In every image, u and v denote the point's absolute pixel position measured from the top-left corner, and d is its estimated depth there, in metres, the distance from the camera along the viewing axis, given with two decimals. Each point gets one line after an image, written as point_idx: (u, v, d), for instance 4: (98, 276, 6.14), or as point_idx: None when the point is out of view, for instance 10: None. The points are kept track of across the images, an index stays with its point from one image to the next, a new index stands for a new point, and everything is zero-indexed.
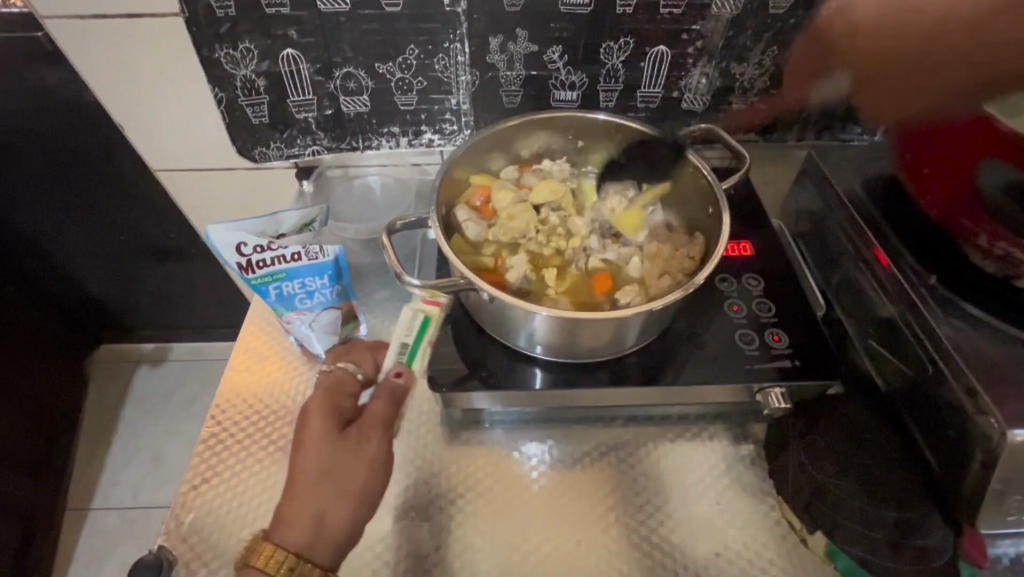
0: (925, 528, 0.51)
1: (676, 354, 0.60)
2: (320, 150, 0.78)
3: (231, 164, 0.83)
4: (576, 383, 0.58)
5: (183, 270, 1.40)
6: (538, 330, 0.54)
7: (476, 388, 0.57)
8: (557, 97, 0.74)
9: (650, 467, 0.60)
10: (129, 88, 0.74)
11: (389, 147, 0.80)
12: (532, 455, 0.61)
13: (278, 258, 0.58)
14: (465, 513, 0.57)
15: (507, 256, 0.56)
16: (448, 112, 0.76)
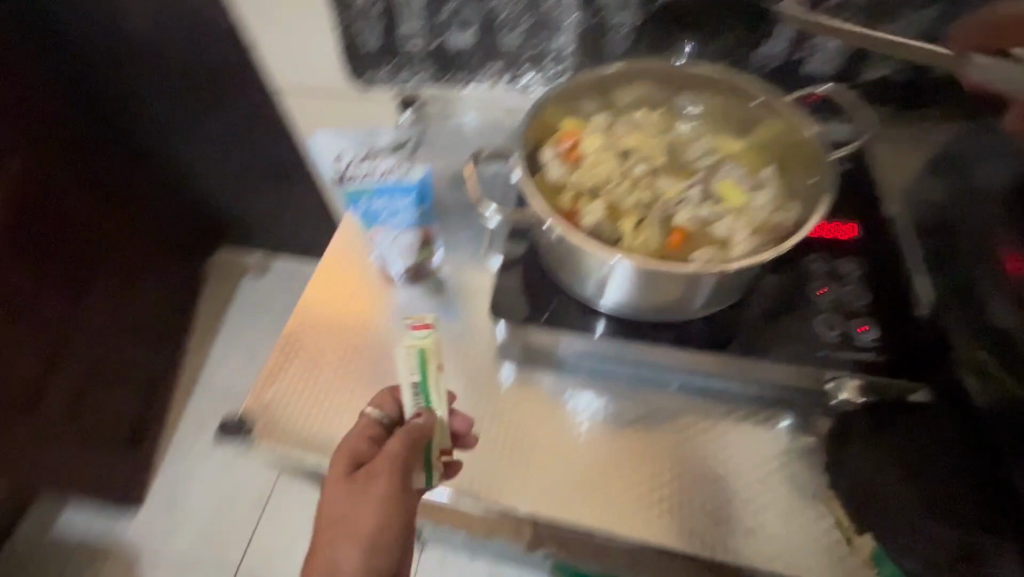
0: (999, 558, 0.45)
1: (753, 329, 0.58)
2: (422, 82, 0.81)
3: (343, 93, 0.89)
4: (635, 338, 0.58)
5: (291, 191, 1.54)
6: (606, 280, 0.54)
7: (538, 326, 0.59)
8: (668, 46, 0.71)
9: (697, 438, 0.59)
10: (263, 13, 0.80)
11: (487, 87, 0.80)
12: (583, 408, 0.62)
13: (371, 173, 0.65)
14: (507, 443, 0.60)
15: (586, 200, 0.55)
16: (551, 54, 0.75)
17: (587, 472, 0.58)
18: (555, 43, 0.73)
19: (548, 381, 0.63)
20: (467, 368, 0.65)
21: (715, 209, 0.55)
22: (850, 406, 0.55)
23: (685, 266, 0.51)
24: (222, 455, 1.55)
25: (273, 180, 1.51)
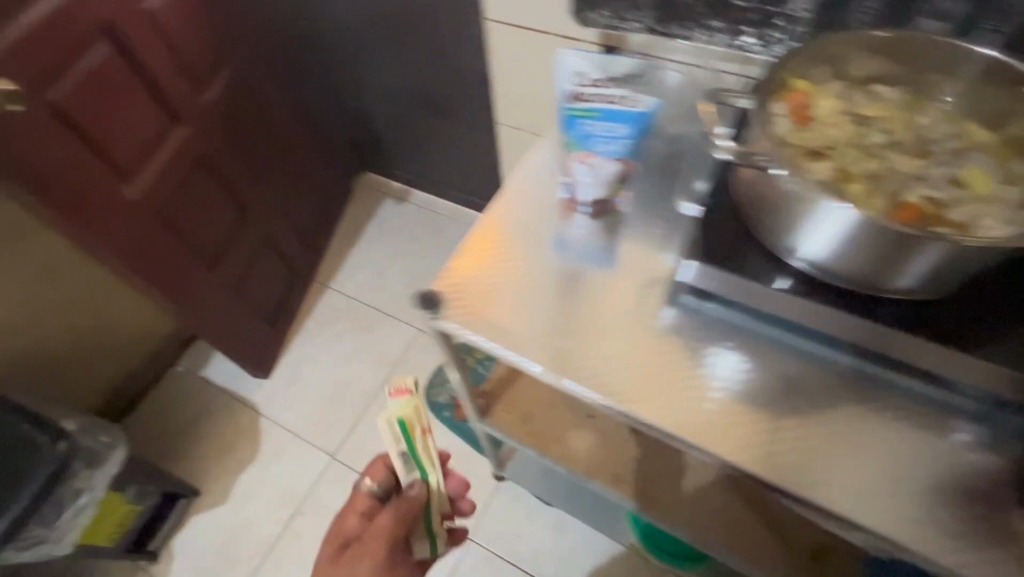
0: None
1: (962, 330, 0.57)
2: (639, 27, 0.82)
3: (554, 27, 0.95)
4: (822, 304, 0.59)
5: (448, 128, 1.65)
6: (819, 232, 0.54)
7: (722, 270, 0.61)
8: (919, 22, 0.67)
9: (834, 416, 0.64)
10: None
11: (699, 43, 0.81)
12: (727, 368, 0.68)
13: (600, 97, 0.67)
14: (660, 377, 0.68)
15: (817, 152, 0.56)
16: (782, 17, 0.73)
17: (727, 421, 0.65)
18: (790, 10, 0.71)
19: (696, 333, 0.70)
20: (627, 309, 0.73)
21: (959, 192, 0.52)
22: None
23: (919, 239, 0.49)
24: (341, 351, 1.74)
25: (434, 116, 1.63)
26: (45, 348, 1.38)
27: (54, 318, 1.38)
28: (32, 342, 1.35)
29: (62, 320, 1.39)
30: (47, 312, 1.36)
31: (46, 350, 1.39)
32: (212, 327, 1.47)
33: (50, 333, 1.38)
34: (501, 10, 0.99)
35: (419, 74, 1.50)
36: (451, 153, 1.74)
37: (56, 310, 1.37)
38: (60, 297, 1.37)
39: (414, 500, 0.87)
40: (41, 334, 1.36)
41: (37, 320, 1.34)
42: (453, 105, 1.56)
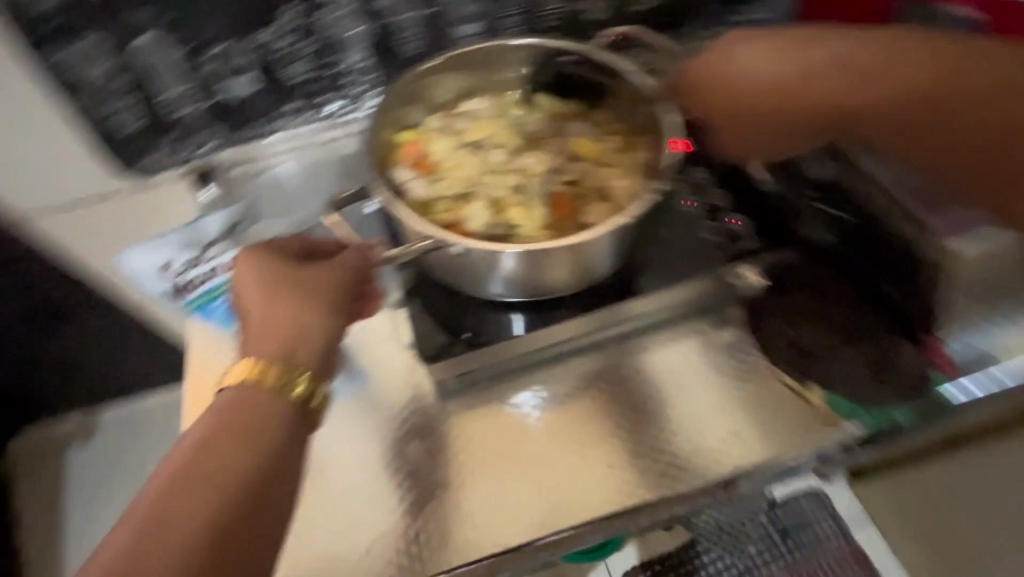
0: (898, 355, 0.55)
1: (660, 263, 0.61)
2: (215, 147, 0.68)
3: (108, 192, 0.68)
4: (552, 316, 0.61)
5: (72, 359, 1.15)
6: (511, 271, 0.54)
7: (470, 384, 0.60)
8: (460, 33, 0.68)
9: (644, 377, 0.60)
10: None
11: (290, 128, 0.70)
12: (526, 403, 0.60)
13: (210, 270, 0.58)
14: (480, 495, 0.55)
15: (463, 207, 0.54)
16: (349, 74, 0.67)
17: (561, 444, 0.57)
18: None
19: (504, 387, 0.60)
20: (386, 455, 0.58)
21: (536, 186, 0.56)
22: (750, 290, 0.59)
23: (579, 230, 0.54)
24: None
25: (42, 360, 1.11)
26: (226, 462, 0.41)
27: (283, 456, 0.43)
28: (229, 444, 0.41)
29: (282, 434, 0.44)
30: (276, 462, 0.42)
31: (188, 492, 0.39)
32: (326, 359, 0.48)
33: (220, 472, 0.40)
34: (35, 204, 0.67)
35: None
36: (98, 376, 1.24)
37: (204, 491, 0.39)
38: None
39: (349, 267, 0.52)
40: (228, 488, 0.39)
41: (228, 424, 0.43)
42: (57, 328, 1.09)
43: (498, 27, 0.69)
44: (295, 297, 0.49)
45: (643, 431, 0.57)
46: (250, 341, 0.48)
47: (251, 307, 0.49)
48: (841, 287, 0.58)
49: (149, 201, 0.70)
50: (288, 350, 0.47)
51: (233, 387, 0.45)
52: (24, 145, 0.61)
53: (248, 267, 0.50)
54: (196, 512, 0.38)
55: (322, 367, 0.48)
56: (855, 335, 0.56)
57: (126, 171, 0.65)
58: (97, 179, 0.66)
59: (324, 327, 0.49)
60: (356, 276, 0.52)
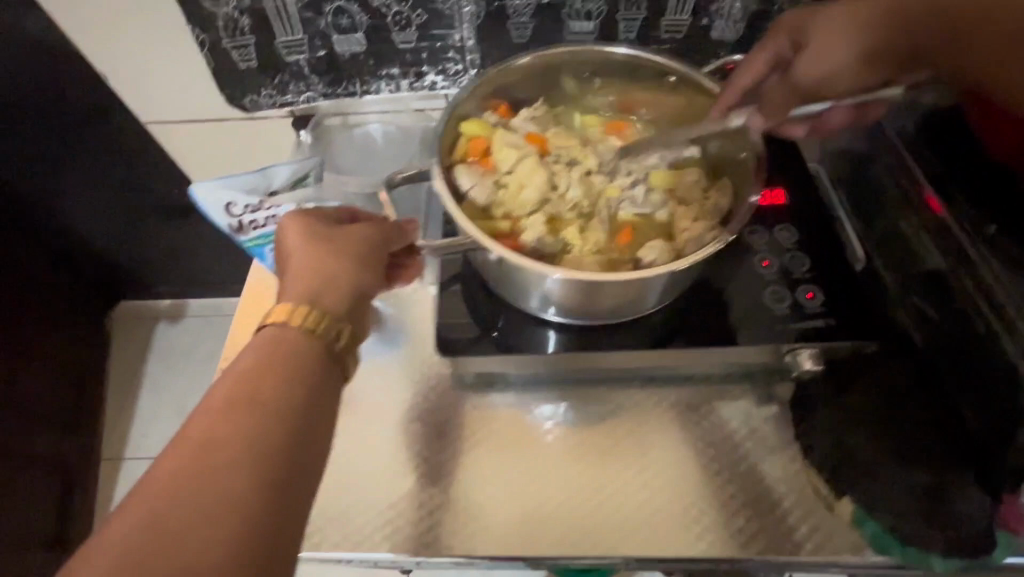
0: (963, 495, 0.46)
1: (716, 318, 0.56)
2: (315, 97, 0.71)
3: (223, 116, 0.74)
4: (600, 343, 0.57)
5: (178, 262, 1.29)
6: (553, 289, 0.53)
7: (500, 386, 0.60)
8: (571, 28, 0.66)
9: (676, 433, 0.56)
10: (128, 50, 0.66)
11: (389, 91, 0.72)
12: (548, 416, 0.59)
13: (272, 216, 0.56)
14: (481, 496, 0.54)
15: (521, 217, 0.53)
16: (451, 50, 0.68)
17: (581, 468, 0.55)
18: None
19: (524, 393, 0.60)
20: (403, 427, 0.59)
21: (601, 211, 0.53)
22: (806, 375, 0.55)
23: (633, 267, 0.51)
24: None
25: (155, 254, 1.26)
26: (264, 393, 0.35)
27: (324, 399, 0.37)
28: (270, 379, 0.36)
29: (321, 378, 0.38)
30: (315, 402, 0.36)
31: (228, 421, 0.33)
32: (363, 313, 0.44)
33: (263, 399, 0.34)
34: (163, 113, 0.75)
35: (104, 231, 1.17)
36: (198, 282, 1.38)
37: (237, 417, 0.33)
38: (203, 526, 0.29)
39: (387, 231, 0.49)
40: (266, 423, 0.34)
41: (268, 358, 0.37)
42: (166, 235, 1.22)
43: (611, 30, 0.66)
44: (332, 251, 0.45)
45: (648, 482, 0.54)
46: (286, 287, 0.42)
47: (288, 258, 0.45)
48: (914, 402, 0.51)
49: (257, 131, 0.76)
50: (325, 295, 0.42)
51: (268, 329, 0.39)
52: (163, 65, 0.67)
53: (289, 222, 0.47)
54: (231, 445, 0.32)
55: (354, 318, 0.43)
56: (917, 458, 0.49)
57: (231, 104, 0.71)
58: (213, 103, 0.72)
59: (361, 282, 0.45)
60: (388, 244, 0.49)
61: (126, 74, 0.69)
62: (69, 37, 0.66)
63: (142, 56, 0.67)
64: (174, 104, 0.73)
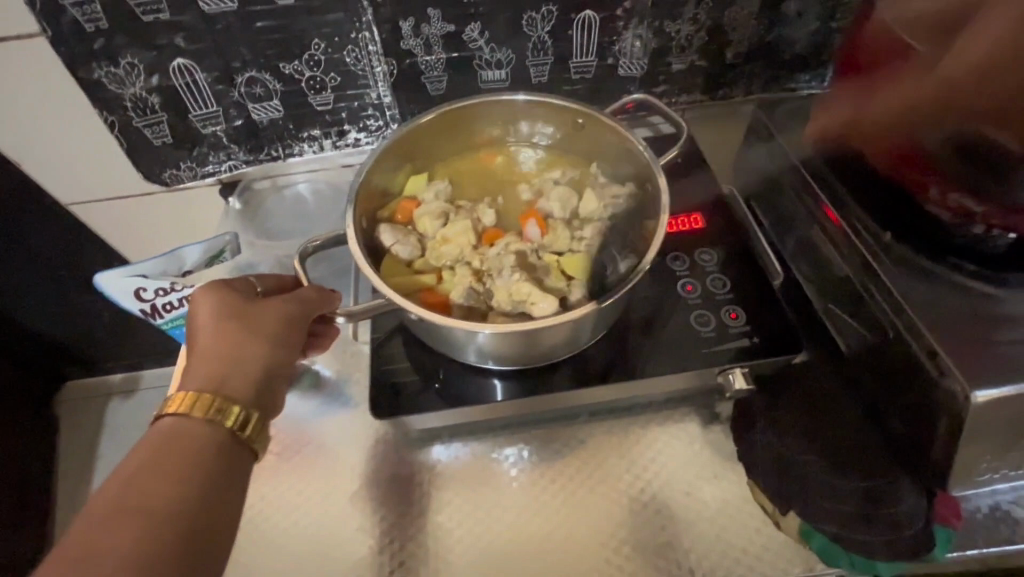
0: (897, 495, 0.47)
1: (650, 345, 0.57)
2: (237, 165, 0.71)
3: (143, 191, 0.72)
4: (545, 383, 0.57)
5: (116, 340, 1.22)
6: (484, 341, 0.53)
7: (450, 439, 0.60)
8: (484, 78, 0.68)
9: (625, 463, 0.57)
10: (34, 137, 0.65)
11: (313, 152, 0.72)
12: (508, 458, 0.58)
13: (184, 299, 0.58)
14: (436, 553, 0.53)
15: (446, 273, 0.55)
16: (370, 108, 0.69)
17: (545, 505, 0.55)
18: (367, 31, 0.62)
19: (476, 441, 0.59)
20: (352, 490, 0.58)
21: (528, 257, 0.54)
22: (742, 394, 0.55)
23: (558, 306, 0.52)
24: None
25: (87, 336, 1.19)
26: (152, 496, 0.34)
27: (222, 493, 0.36)
28: (162, 478, 0.35)
29: (223, 469, 0.37)
30: (212, 498, 0.36)
31: (112, 530, 0.32)
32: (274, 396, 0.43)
33: (150, 507, 0.33)
34: (80, 194, 0.73)
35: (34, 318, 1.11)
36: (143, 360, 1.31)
37: (117, 531, 0.32)
38: None
39: (312, 299, 0.48)
40: (152, 528, 0.33)
41: (161, 455, 0.36)
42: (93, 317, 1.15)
43: (523, 77, 0.68)
44: (246, 330, 0.43)
45: (608, 519, 0.54)
46: (189, 372, 0.41)
47: (196, 335, 0.43)
48: (844, 408, 0.53)
49: (181, 203, 0.75)
50: (230, 382, 0.41)
51: (165, 420, 0.38)
52: (75, 147, 0.66)
53: (201, 295, 0.44)
54: (112, 558, 0.31)
55: (265, 402, 0.42)
56: (851, 463, 0.49)
57: (149, 180, 0.70)
58: (132, 181, 0.71)
59: (274, 361, 0.43)
60: (311, 313, 0.47)
61: (38, 159, 0.68)
62: None
63: (50, 142, 0.66)
64: (92, 186, 0.71)
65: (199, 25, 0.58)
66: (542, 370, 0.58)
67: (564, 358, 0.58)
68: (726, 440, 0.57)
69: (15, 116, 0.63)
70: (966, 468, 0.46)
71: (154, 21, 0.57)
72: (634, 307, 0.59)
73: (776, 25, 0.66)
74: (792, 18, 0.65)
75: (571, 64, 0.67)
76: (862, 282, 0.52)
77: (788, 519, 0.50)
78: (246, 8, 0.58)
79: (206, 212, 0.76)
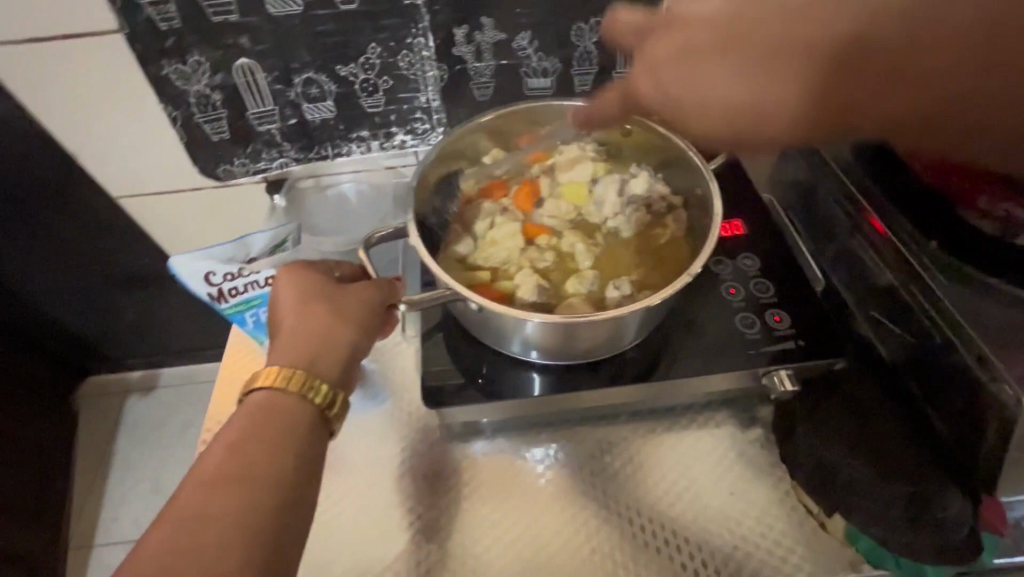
0: (944, 501, 0.47)
1: (693, 348, 0.58)
2: (288, 163, 0.73)
3: (195, 186, 0.75)
4: (588, 382, 0.58)
5: (142, 335, 1.24)
6: (534, 335, 0.55)
7: (489, 434, 0.60)
8: (530, 85, 0.70)
9: (665, 462, 0.57)
10: (99, 129, 0.68)
11: (360, 152, 0.74)
12: (539, 460, 0.59)
13: (251, 283, 0.56)
14: (476, 543, 0.54)
15: (507, 271, 0.56)
16: (418, 111, 0.71)
17: (584, 500, 0.56)
18: (423, 38, 0.64)
19: (515, 438, 0.60)
20: (392, 481, 0.58)
21: (585, 256, 0.57)
22: (785, 396, 0.56)
23: (608, 305, 0.54)
24: None
25: (116, 329, 1.20)
26: (252, 465, 0.37)
27: (311, 466, 0.39)
28: (261, 447, 0.38)
29: (312, 443, 0.40)
30: (306, 469, 0.38)
31: (222, 494, 0.35)
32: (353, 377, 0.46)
33: (252, 474, 0.36)
34: (134, 187, 0.76)
35: (68, 309, 1.13)
36: (168, 356, 1.31)
37: (224, 495, 0.35)
38: None
39: (388, 289, 0.50)
40: (260, 495, 0.35)
41: (258, 427, 0.39)
42: (123, 312, 1.16)
43: (567, 86, 0.70)
44: (329, 313, 0.46)
45: (649, 519, 0.54)
46: (279, 349, 0.44)
47: (282, 316, 0.46)
48: (888, 417, 0.52)
49: (230, 199, 0.77)
50: (318, 362, 0.44)
51: (260, 394, 0.41)
52: (136, 140, 0.69)
53: (285, 280, 0.48)
54: (227, 521, 0.34)
55: (346, 382, 0.45)
56: (896, 469, 0.49)
57: (203, 175, 0.73)
58: (185, 175, 0.73)
59: (355, 343, 0.46)
60: (386, 300, 0.50)
61: (100, 151, 0.70)
62: (40, 119, 0.67)
63: (113, 135, 0.68)
64: (147, 179, 0.74)
65: (264, 26, 0.61)
66: (586, 368, 0.59)
67: (607, 357, 0.59)
68: (766, 444, 0.57)
69: (85, 109, 0.66)
70: (1014, 476, 0.46)
71: (223, 21, 0.60)
72: (677, 310, 0.60)
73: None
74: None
75: (616, 74, 0.70)
76: (910, 293, 0.52)
77: (835, 520, 0.51)
78: (310, 12, 0.61)
79: (253, 209, 0.79)
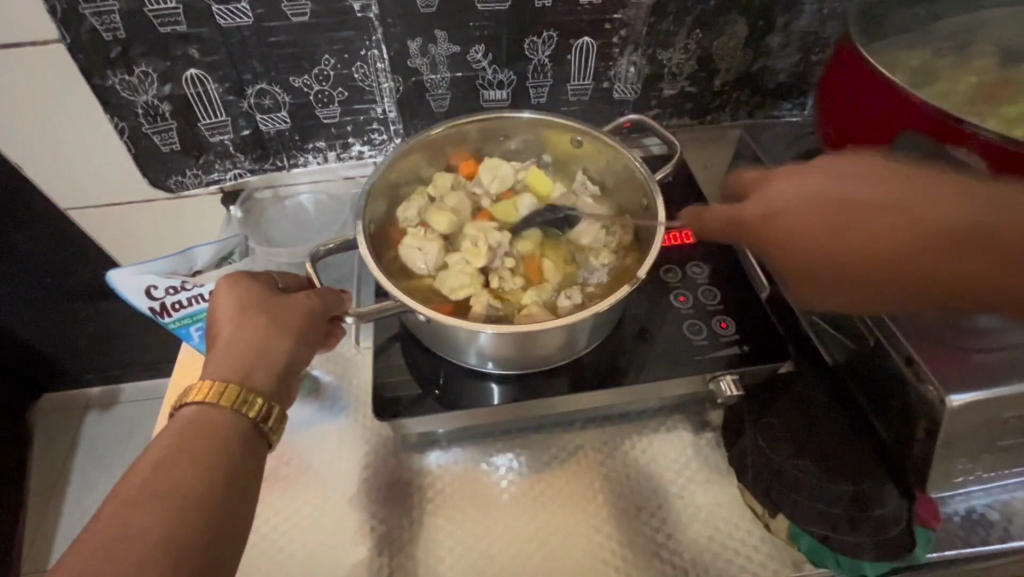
0: (881, 498, 0.50)
1: (645, 354, 0.59)
2: (243, 173, 0.72)
3: (146, 197, 0.73)
4: (542, 389, 0.58)
5: (100, 350, 1.20)
6: (487, 345, 0.55)
7: (446, 443, 0.60)
8: (486, 97, 0.71)
9: (619, 467, 0.58)
10: (43, 140, 0.66)
11: (317, 163, 0.74)
12: (501, 465, 0.59)
13: (194, 297, 0.55)
14: (431, 554, 0.54)
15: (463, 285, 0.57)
16: (375, 122, 0.71)
17: (540, 506, 0.56)
18: (376, 50, 0.65)
19: (473, 448, 0.60)
20: (347, 494, 0.58)
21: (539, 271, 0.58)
22: (732, 400, 0.57)
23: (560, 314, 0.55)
24: None
25: (70, 344, 1.17)
26: (178, 481, 0.36)
27: (241, 481, 0.39)
28: (188, 463, 0.37)
29: (243, 458, 0.40)
30: (234, 483, 0.38)
31: (144, 512, 0.34)
32: (290, 391, 0.46)
33: (178, 490, 0.36)
34: (82, 199, 0.74)
35: (19, 325, 1.09)
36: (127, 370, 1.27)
37: (147, 513, 0.34)
38: None
39: (331, 301, 0.50)
40: (185, 512, 0.35)
41: (188, 442, 0.39)
42: (79, 326, 1.13)
43: (523, 98, 0.72)
44: (269, 326, 0.46)
45: (603, 522, 0.55)
46: (214, 363, 0.44)
47: (219, 329, 0.46)
48: (830, 418, 0.54)
49: (183, 210, 0.76)
50: (253, 375, 0.43)
51: (191, 408, 0.41)
52: (81, 151, 0.67)
53: (223, 292, 0.47)
54: (149, 539, 0.34)
55: (282, 395, 0.45)
56: (836, 467, 0.51)
57: (154, 186, 0.71)
58: (135, 186, 0.72)
59: (294, 355, 0.46)
60: (329, 312, 0.50)
61: (44, 163, 0.69)
62: None
63: (57, 146, 0.67)
64: (95, 191, 0.72)
65: (213, 37, 0.60)
66: (540, 376, 0.59)
67: (562, 365, 0.59)
68: (716, 447, 0.59)
69: (27, 120, 0.64)
70: (943, 472, 0.49)
71: (170, 32, 0.59)
72: (630, 317, 0.61)
73: (759, 56, 0.70)
74: (776, 49, 0.70)
75: (570, 86, 0.71)
76: None
77: (778, 520, 0.52)
78: (261, 23, 0.61)
79: (208, 220, 0.77)
